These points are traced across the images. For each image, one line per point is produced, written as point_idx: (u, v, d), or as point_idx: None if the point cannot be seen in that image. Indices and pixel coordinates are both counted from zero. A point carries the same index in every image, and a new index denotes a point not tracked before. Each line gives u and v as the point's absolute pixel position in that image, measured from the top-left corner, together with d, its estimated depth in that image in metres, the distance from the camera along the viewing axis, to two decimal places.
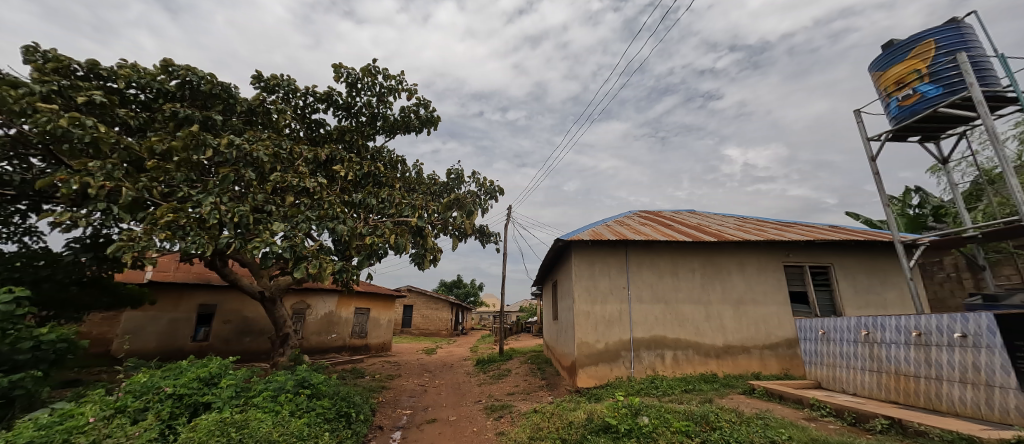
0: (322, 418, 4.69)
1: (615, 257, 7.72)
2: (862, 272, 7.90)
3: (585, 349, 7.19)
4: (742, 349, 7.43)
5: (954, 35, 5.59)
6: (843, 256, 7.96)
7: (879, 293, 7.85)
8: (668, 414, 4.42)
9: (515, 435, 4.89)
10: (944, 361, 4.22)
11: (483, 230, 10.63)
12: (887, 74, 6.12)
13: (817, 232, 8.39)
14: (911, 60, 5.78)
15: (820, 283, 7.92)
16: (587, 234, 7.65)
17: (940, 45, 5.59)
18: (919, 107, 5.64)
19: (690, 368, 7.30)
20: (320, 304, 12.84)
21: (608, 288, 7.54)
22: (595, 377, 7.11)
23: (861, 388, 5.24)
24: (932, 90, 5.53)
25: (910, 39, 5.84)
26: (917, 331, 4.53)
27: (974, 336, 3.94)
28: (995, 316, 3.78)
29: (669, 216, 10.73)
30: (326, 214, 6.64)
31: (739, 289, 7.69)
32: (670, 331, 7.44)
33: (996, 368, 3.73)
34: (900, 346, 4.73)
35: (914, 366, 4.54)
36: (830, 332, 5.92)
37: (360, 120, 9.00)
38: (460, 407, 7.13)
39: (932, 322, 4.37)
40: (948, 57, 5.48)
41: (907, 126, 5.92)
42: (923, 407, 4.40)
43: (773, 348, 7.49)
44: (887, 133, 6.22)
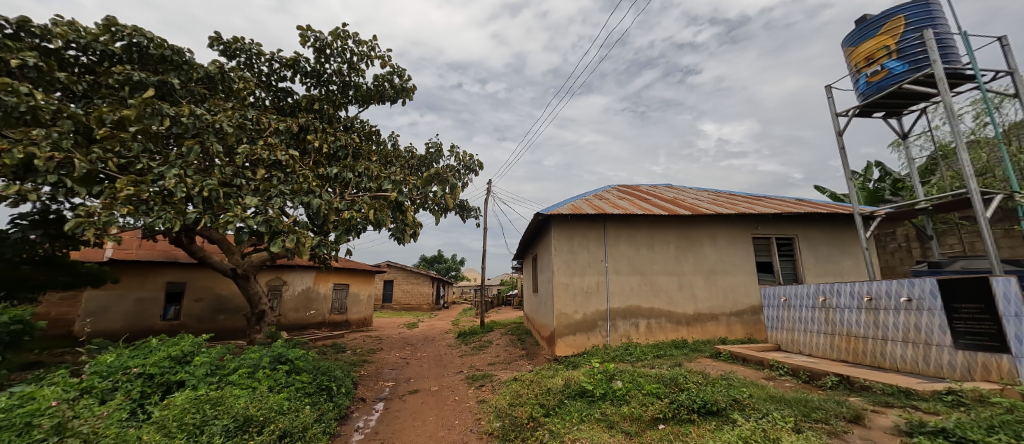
0: (302, 392, 4.69)
1: (594, 231, 7.86)
2: (824, 242, 8.34)
3: (564, 320, 7.40)
4: (711, 317, 7.84)
5: (923, 12, 5.69)
6: (807, 228, 8.36)
7: (837, 262, 8.35)
8: (641, 377, 4.68)
9: (495, 402, 5.07)
10: (890, 323, 4.59)
11: (463, 205, 10.53)
12: (859, 50, 6.25)
13: (785, 205, 8.76)
14: (882, 36, 5.90)
15: (784, 253, 8.34)
16: (567, 208, 7.73)
17: (909, 22, 5.69)
18: (886, 84, 5.84)
19: (662, 335, 7.67)
20: (297, 280, 12.60)
21: (587, 261, 7.70)
22: (573, 346, 7.38)
23: (816, 349, 5.69)
24: (898, 66, 5.70)
25: (882, 15, 5.93)
26: (868, 296, 4.88)
27: (918, 300, 4.27)
28: (937, 281, 4.09)
29: (647, 191, 10.94)
30: (301, 188, 6.39)
31: (711, 260, 8.01)
32: (644, 300, 7.73)
33: (935, 328, 4.09)
34: (852, 311, 5.10)
35: (862, 328, 4.93)
36: (791, 298, 6.29)
37: (330, 88, 8.56)
38: (442, 377, 7.29)
39: (882, 287, 4.70)
40: (916, 35, 5.60)
41: (873, 102, 6.13)
42: (869, 364, 4.82)
43: (739, 315, 7.94)
44: (854, 109, 6.44)
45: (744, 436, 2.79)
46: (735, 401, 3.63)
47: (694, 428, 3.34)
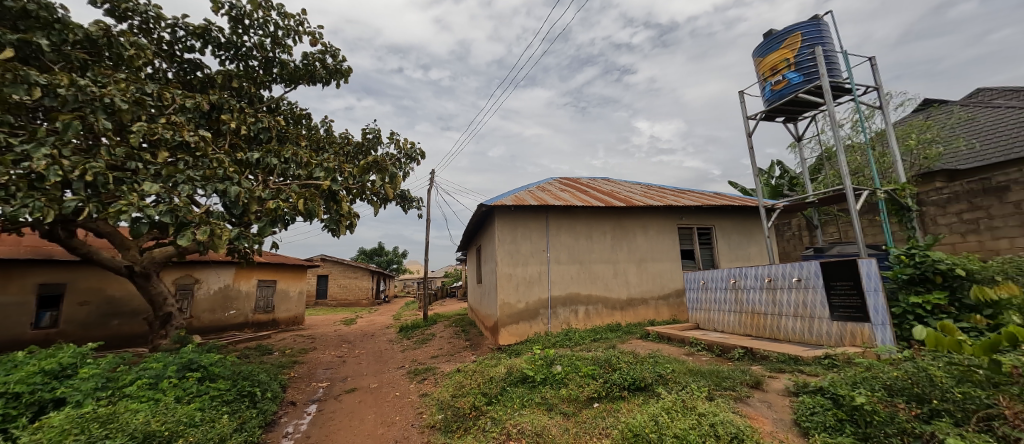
0: (218, 400, 4.24)
1: (536, 222, 8.04)
2: (736, 232, 9.38)
3: (507, 309, 7.52)
4: (642, 301, 8.46)
5: (815, 31, 6.55)
6: (722, 218, 9.33)
7: (746, 248, 9.45)
8: (579, 361, 4.92)
9: (437, 395, 5.02)
10: (785, 300, 5.33)
11: (404, 196, 10.15)
12: (765, 61, 7.05)
13: (705, 198, 9.68)
14: (784, 49, 6.71)
15: (703, 242, 9.25)
16: (510, 199, 7.81)
17: (805, 39, 6.53)
18: (786, 92, 6.66)
19: (599, 320, 8.12)
20: (212, 277, 11.28)
21: (530, 251, 7.87)
22: (516, 335, 7.54)
23: (727, 325, 6.42)
24: (796, 77, 6.53)
25: (785, 31, 6.73)
26: (768, 278, 5.61)
27: (806, 280, 5.01)
28: (820, 263, 4.82)
29: (587, 183, 11.44)
30: (214, 175, 5.68)
31: (642, 249, 8.62)
32: (583, 288, 8.12)
33: (818, 303, 4.83)
34: (756, 291, 5.83)
35: (764, 306, 5.66)
36: (708, 282, 7.00)
37: (250, 64, 7.68)
38: (382, 374, 7.04)
39: (779, 270, 5.43)
40: (809, 50, 6.44)
41: (776, 108, 6.97)
42: (768, 336, 5.56)
43: (666, 298, 8.67)
44: (761, 113, 7.27)
45: (666, 407, 3.06)
46: (660, 376, 3.98)
47: (625, 403, 3.60)
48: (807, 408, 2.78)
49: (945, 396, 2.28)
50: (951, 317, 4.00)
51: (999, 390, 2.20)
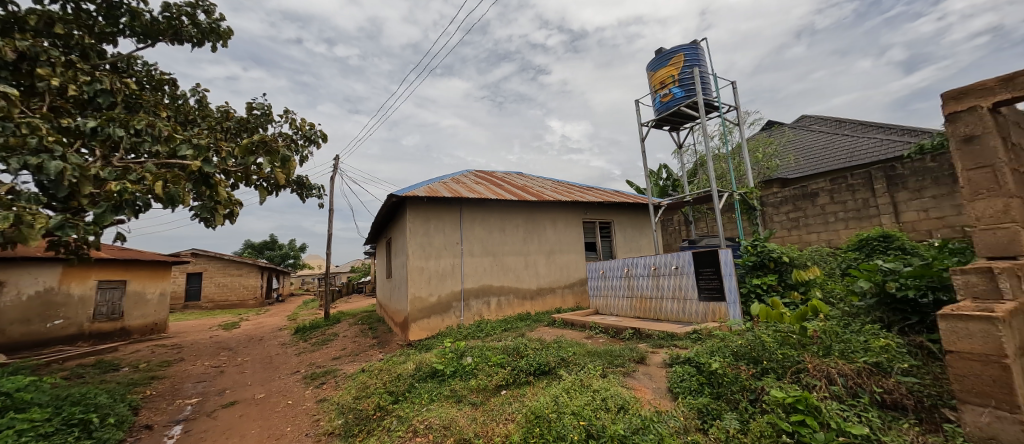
0: (30, 436, 3.29)
1: (449, 214, 7.92)
2: (631, 226, 10.48)
3: (418, 304, 7.29)
4: (550, 290, 8.96)
5: (694, 54, 7.61)
6: (620, 214, 10.34)
7: (638, 241, 10.62)
8: (489, 351, 5.02)
9: (338, 399, 4.65)
10: (666, 285, 6.15)
11: (302, 182, 9.09)
12: (656, 75, 7.97)
13: (606, 195, 10.62)
14: (671, 66, 7.66)
15: (604, 235, 10.15)
16: (422, 190, 7.55)
17: (686, 59, 7.54)
18: (671, 104, 7.62)
19: (510, 310, 8.37)
20: (24, 279, 8.71)
21: (442, 244, 7.73)
22: (427, 329, 7.36)
23: (621, 309, 7.16)
24: (679, 92, 7.51)
25: (671, 50, 7.69)
26: (654, 266, 6.40)
27: (682, 267, 5.84)
28: (693, 253, 5.67)
29: (501, 177, 11.64)
30: (20, 144, 4.09)
31: (551, 241, 9.11)
32: (496, 279, 8.27)
33: (690, 287, 5.69)
34: (644, 278, 6.60)
35: (650, 291, 6.45)
36: (606, 271, 7.70)
37: (84, 7, 6.03)
38: (272, 382, 6.26)
39: (662, 259, 6.23)
40: (689, 70, 7.47)
41: (663, 117, 7.94)
42: (652, 317, 6.37)
43: (571, 287, 9.31)
44: (652, 122, 8.21)
45: (567, 387, 3.29)
46: (562, 359, 4.27)
47: (530, 388, 3.78)
48: (678, 376, 3.25)
49: (771, 356, 2.86)
50: (778, 294, 5.07)
51: (805, 348, 2.85)
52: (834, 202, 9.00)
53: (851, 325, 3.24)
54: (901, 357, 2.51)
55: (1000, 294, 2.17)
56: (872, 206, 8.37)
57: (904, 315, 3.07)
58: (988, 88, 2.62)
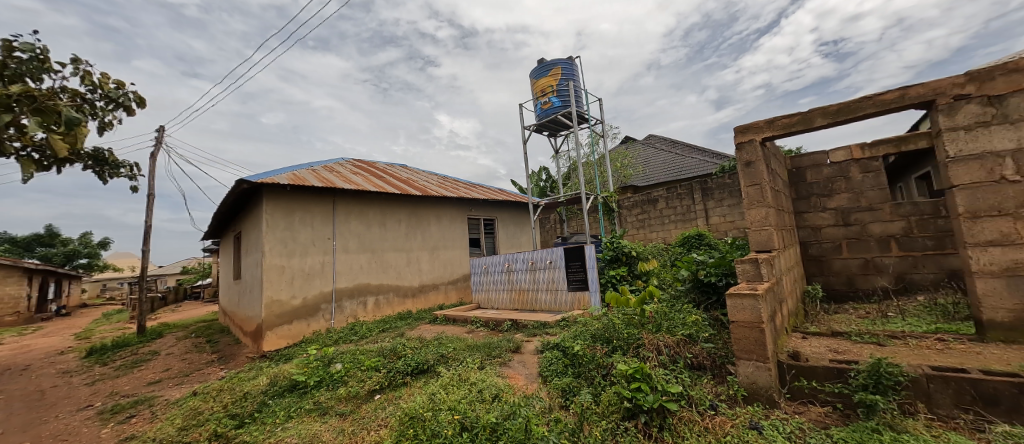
0: None
1: (319, 206, 7.07)
2: (512, 223, 10.95)
3: (276, 308, 6.30)
4: (433, 287, 8.78)
5: (570, 68, 8.42)
6: (503, 211, 10.76)
7: (519, 237, 11.19)
8: (362, 354, 4.66)
9: (154, 433, 3.68)
10: (540, 278, 6.67)
11: (104, 158, 6.90)
12: (537, 83, 8.54)
13: (490, 193, 10.94)
14: (550, 77, 8.32)
15: (488, 231, 10.44)
16: (285, 177, 6.56)
17: (563, 73, 8.30)
18: (550, 112, 8.28)
19: (389, 309, 7.91)
20: None
21: (309, 239, 6.86)
22: (287, 336, 6.43)
23: (502, 302, 7.48)
24: (557, 101, 8.21)
25: (551, 62, 8.36)
26: (531, 261, 6.85)
27: (554, 261, 6.42)
28: (564, 249, 6.29)
29: (383, 169, 10.93)
30: None
31: (435, 237, 8.94)
32: (373, 277, 7.71)
33: (561, 279, 6.31)
34: (523, 272, 7.02)
35: (528, 284, 6.90)
36: (489, 266, 7.91)
37: None
38: (42, 426, 4.59)
39: (538, 254, 6.73)
40: (565, 83, 8.24)
41: (543, 123, 8.57)
42: (529, 308, 6.84)
43: (454, 283, 9.30)
44: (534, 126, 8.79)
45: (444, 383, 3.28)
46: (441, 356, 4.24)
47: (406, 389, 3.63)
48: (547, 361, 3.57)
49: (619, 335, 3.37)
50: (628, 282, 6.03)
51: (643, 326, 3.43)
52: (669, 207, 11.08)
53: (675, 305, 4.05)
54: (704, 328, 3.24)
55: (760, 277, 3.01)
56: (693, 211, 10.60)
57: (708, 295, 3.98)
58: (759, 128, 3.64)
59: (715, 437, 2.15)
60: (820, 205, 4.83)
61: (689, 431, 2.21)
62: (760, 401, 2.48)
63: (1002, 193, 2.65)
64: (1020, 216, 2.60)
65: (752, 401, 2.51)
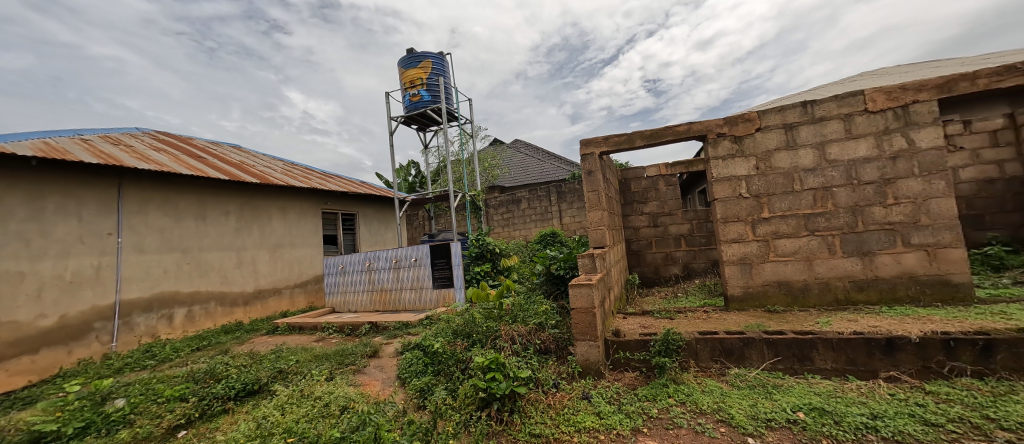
0: None
1: (93, 190, 5.22)
2: (376, 219, 10.08)
3: (5, 334, 4.36)
4: (273, 292, 7.44)
5: (440, 64, 8.33)
6: (365, 206, 9.80)
7: (383, 235, 10.33)
8: (160, 384, 3.63)
9: None
10: (404, 277, 6.39)
11: None
12: (406, 74, 8.17)
13: (350, 185, 9.90)
14: (420, 69, 8.06)
15: (347, 227, 9.35)
16: (26, 147, 4.61)
17: (434, 67, 8.15)
18: (419, 105, 8.02)
19: (209, 322, 6.36)
20: None
21: (73, 235, 4.99)
22: (28, 373, 4.51)
23: (360, 305, 6.87)
24: (426, 95, 8.01)
25: (421, 54, 8.11)
26: (395, 259, 6.48)
27: (420, 259, 6.24)
28: (429, 246, 6.17)
29: (204, 147, 8.76)
30: None
31: (278, 234, 7.58)
32: (184, 283, 6.09)
33: (426, 277, 6.18)
34: (385, 271, 6.58)
35: (390, 283, 6.53)
36: (346, 265, 7.12)
37: None
38: None
39: (402, 252, 6.41)
40: (436, 78, 8.11)
41: (411, 116, 8.24)
42: (391, 309, 6.48)
43: (303, 286, 8.04)
44: (401, 118, 8.37)
45: (280, 403, 2.83)
46: (280, 371, 3.65)
47: (227, 417, 2.98)
48: (406, 363, 3.45)
49: (479, 329, 3.50)
50: (491, 278, 6.33)
51: (501, 319, 3.64)
52: (530, 207, 12.06)
53: (530, 297, 4.44)
54: (552, 316, 3.65)
55: (594, 269, 3.54)
56: (550, 212, 11.79)
57: (557, 286, 4.49)
58: (598, 143, 4.29)
59: (556, 411, 2.43)
60: (639, 209, 5.99)
61: (535, 410, 2.44)
62: (591, 374, 2.93)
63: (740, 205, 3.76)
64: (748, 222, 3.74)
65: (585, 375, 2.94)
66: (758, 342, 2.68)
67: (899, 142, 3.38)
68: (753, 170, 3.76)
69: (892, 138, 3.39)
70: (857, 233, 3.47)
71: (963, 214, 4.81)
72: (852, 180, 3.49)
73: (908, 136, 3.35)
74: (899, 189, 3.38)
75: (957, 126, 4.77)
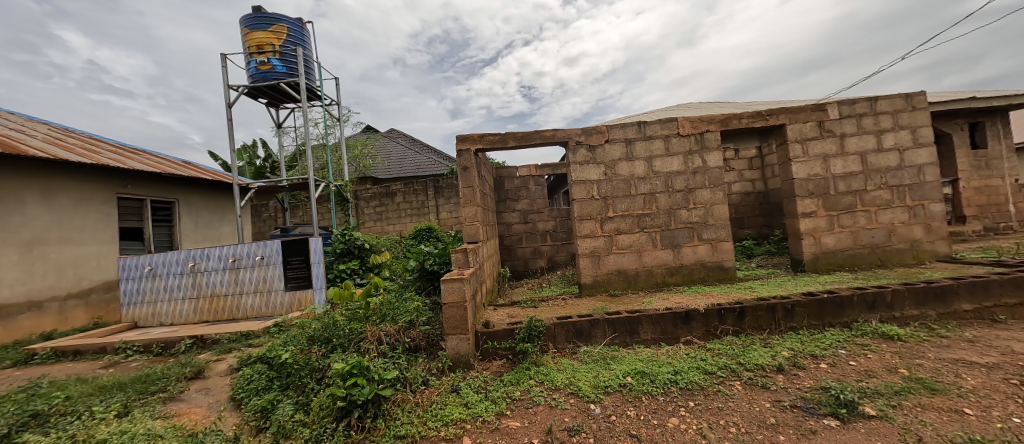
0: None
1: None
2: (206, 209, 7.92)
3: None
4: (29, 307, 5.13)
5: (298, 32, 7.21)
6: (189, 192, 7.57)
7: (216, 229, 8.13)
8: None
9: None
10: (246, 279, 5.32)
11: None
12: (251, 35, 6.79)
13: (165, 164, 7.65)
14: (270, 33, 6.82)
15: (159, 219, 7.03)
16: None
17: (289, 34, 7.01)
18: (269, 76, 6.79)
19: None
20: None
21: None
22: None
23: (177, 317, 5.39)
24: (279, 66, 6.82)
25: (272, 16, 6.87)
26: (232, 258, 5.33)
27: (268, 257, 5.30)
28: (281, 242, 5.32)
29: None
30: None
31: (37, 225, 5.23)
32: None
33: (276, 279, 5.30)
34: (218, 273, 5.34)
35: (225, 287, 5.34)
36: (157, 268, 5.43)
37: None
38: None
39: (243, 249, 5.32)
40: (292, 47, 6.99)
41: (258, 88, 6.91)
42: (225, 319, 5.32)
43: (84, 296, 5.76)
44: (244, 88, 6.94)
45: None
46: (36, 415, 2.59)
47: None
48: (244, 381, 2.89)
49: (340, 333, 3.17)
50: (358, 276, 5.82)
51: (368, 320, 3.37)
52: (405, 201, 11.54)
53: (402, 294, 4.27)
54: (424, 312, 3.58)
55: (467, 264, 3.61)
56: (426, 206, 11.50)
57: (431, 283, 4.41)
58: (474, 140, 4.37)
59: (423, 409, 2.39)
60: (511, 207, 6.36)
61: (401, 411, 2.35)
62: (461, 367, 2.97)
63: (593, 205, 4.35)
64: (597, 219, 4.35)
65: (455, 368, 2.97)
66: (601, 322, 3.15)
67: (699, 160, 4.40)
68: (602, 176, 4.38)
69: (694, 157, 4.39)
70: (670, 230, 4.40)
71: (733, 217, 6.58)
72: (668, 187, 4.40)
73: (704, 156, 4.40)
74: (697, 197, 4.41)
75: (731, 152, 6.49)
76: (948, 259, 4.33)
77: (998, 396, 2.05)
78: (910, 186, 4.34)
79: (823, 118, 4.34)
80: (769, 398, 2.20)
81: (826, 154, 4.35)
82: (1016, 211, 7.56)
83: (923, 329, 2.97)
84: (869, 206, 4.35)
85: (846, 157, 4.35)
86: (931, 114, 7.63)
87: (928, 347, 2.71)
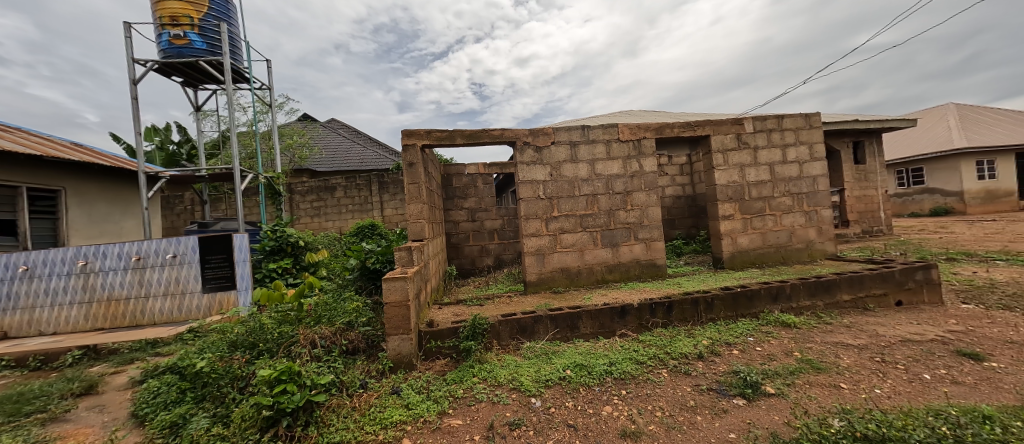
0: None
1: None
2: (103, 200, 6.84)
3: None
4: None
5: (223, 6, 6.51)
6: (80, 179, 6.48)
7: (115, 223, 7.06)
8: None
9: None
10: (153, 280, 4.69)
11: None
12: (163, 5, 6.00)
13: (47, 145, 6.47)
14: (188, 4, 6.08)
15: (39, 210, 5.93)
16: None
17: (211, 7, 6.30)
18: (186, 52, 6.04)
19: None
20: None
21: None
22: None
23: (61, 325, 4.60)
24: (198, 42, 6.10)
25: None
26: (136, 256, 4.68)
27: (181, 256, 4.73)
28: (198, 239, 4.78)
29: None
30: None
31: None
32: None
33: (191, 279, 4.74)
34: (116, 273, 4.65)
35: (126, 290, 4.66)
36: (34, 268, 4.58)
37: None
38: None
39: (150, 246, 4.70)
40: (214, 22, 6.29)
41: (172, 65, 6.12)
42: (126, 326, 4.65)
43: None
44: (153, 63, 6.10)
45: None
46: None
47: None
48: (148, 394, 2.55)
49: (268, 338, 2.93)
50: (291, 276, 5.41)
51: (301, 322, 3.15)
52: (346, 196, 10.91)
53: (340, 294, 4.05)
54: (363, 313, 3.42)
55: (411, 262, 3.51)
56: (369, 202, 10.97)
57: (373, 282, 4.25)
58: (421, 136, 4.27)
59: (361, 413, 2.30)
60: (459, 205, 6.31)
61: (336, 417, 2.24)
62: (402, 368, 2.90)
63: (538, 205, 4.46)
64: (542, 218, 4.47)
65: (396, 370, 2.89)
66: (544, 318, 3.25)
67: (636, 165, 4.70)
68: (548, 176, 4.51)
69: (632, 162, 4.68)
70: (610, 230, 4.64)
71: (666, 218, 7.11)
72: (609, 189, 4.65)
73: (640, 162, 4.71)
74: (634, 199, 4.70)
75: (665, 159, 7.02)
76: (835, 258, 5.07)
77: (865, 371, 2.45)
78: (808, 194, 5.01)
79: (740, 131, 4.86)
80: (690, 383, 2.43)
81: (742, 164, 4.87)
82: (886, 217, 9.04)
83: (814, 317, 3.45)
84: (776, 210, 4.95)
85: (759, 167, 4.91)
86: (826, 132, 8.85)
87: (816, 332, 3.16)
